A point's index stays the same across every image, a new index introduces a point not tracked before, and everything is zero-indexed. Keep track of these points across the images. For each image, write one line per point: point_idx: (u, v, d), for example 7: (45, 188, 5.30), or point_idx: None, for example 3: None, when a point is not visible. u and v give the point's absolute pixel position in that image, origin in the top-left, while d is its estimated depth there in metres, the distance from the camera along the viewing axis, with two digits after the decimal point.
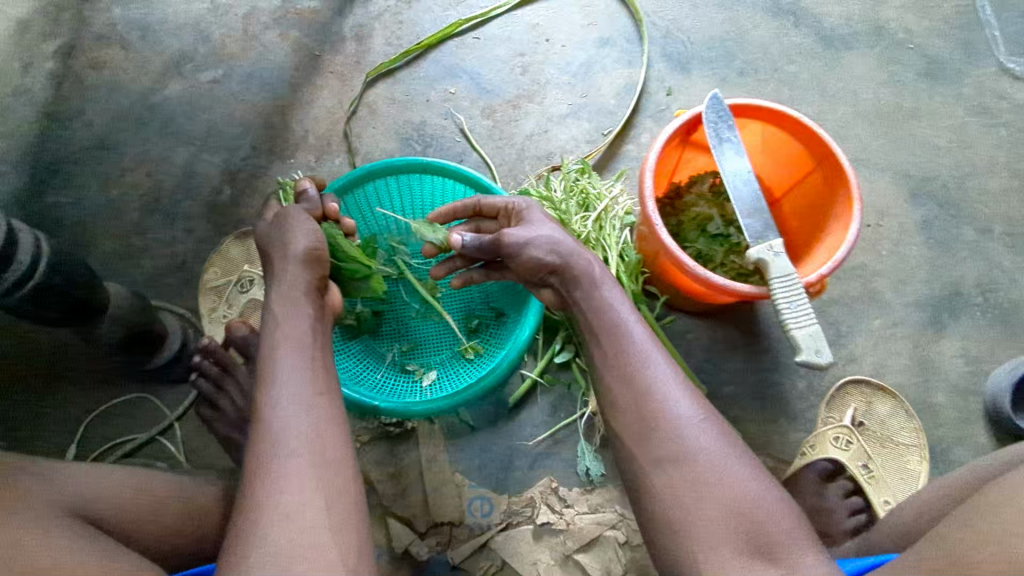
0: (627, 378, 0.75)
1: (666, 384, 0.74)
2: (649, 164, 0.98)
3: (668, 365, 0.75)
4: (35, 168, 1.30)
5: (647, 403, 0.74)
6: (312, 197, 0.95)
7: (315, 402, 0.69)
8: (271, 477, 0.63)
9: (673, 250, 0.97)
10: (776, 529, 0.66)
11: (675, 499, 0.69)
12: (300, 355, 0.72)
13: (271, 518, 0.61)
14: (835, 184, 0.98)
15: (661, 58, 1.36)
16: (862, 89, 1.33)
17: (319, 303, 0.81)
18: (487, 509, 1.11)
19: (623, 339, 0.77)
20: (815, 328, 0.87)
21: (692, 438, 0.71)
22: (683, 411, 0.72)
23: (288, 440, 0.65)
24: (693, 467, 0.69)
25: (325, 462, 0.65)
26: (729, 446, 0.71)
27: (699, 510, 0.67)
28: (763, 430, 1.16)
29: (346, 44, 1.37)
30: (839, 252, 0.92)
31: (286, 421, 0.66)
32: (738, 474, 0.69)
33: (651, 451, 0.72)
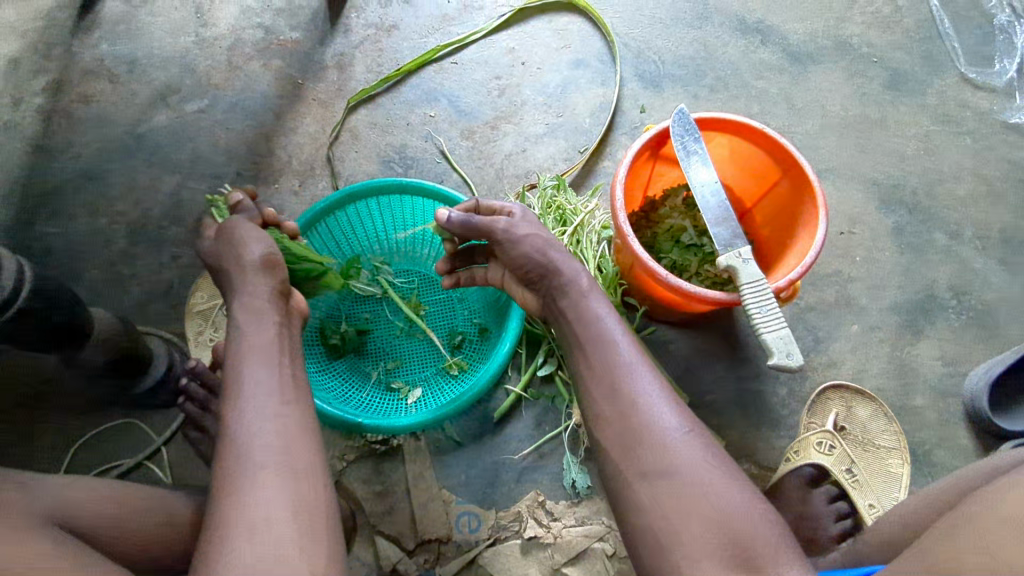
0: (612, 389, 0.76)
1: (651, 394, 0.75)
2: (620, 177, 1.00)
3: (654, 377, 0.76)
4: (24, 200, 1.32)
5: (631, 413, 0.74)
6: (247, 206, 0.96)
7: (282, 414, 0.70)
8: (240, 489, 0.64)
9: (645, 260, 0.99)
10: (761, 542, 0.65)
11: (658, 510, 0.69)
12: (266, 366, 0.74)
13: (238, 529, 0.62)
14: (801, 191, 1.01)
15: (633, 77, 1.40)
16: (829, 101, 1.37)
17: (282, 310, 0.83)
18: (474, 524, 1.11)
19: (609, 350, 0.79)
20: (785, 331, 0.89)
21: (676, 448, 0.71)
22: (668, 421, 0.73)
23: (256, 452, 0.67)
24: (677, 477, 0.69)
25: (293, 472, 0.67)
26: (714, 457, 0.71)
27: (685, 521, 0.67)
28: (747, 437, 1.17)
29: (327, 72, 1.41)
30: (808, 255, 0.95)
31: (254, 433, 0.68)
32: (724, 484, 0.69)
33: (635, 463, 0.72)
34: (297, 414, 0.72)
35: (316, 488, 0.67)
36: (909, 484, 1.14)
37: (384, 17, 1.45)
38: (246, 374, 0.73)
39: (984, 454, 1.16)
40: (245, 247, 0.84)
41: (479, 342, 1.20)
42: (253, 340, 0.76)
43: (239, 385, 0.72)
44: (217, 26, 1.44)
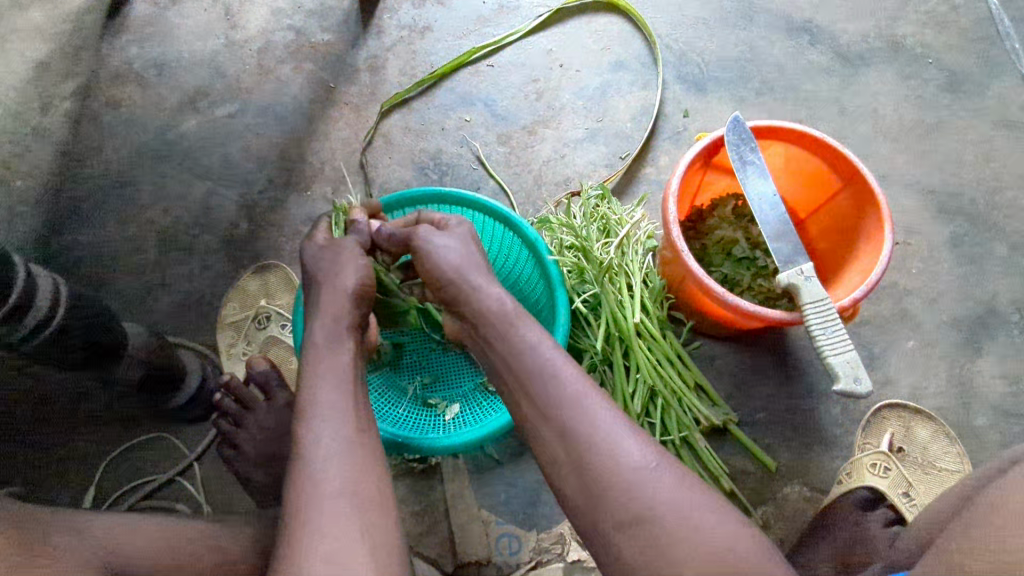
0: (561, 426, 0.70)
1: (608, 429, 0.68)
2: (672, 189, 0.95)
3: (608, 409, 0.70)
4: (54, 207, 1.30)
5: (585, 452, 0.68)
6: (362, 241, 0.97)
7: (355, 442, 0.69)
8: (311, 521, 0.62)
9: (700, 276, 0.94)
10: None
11: (644, 562, 0.63)
12: (338, 391, 0.73)
13: (313, 564, 0.59)
14: (864, 205, 0.96)
15: (676, 80, 1.35)
16: (882, 105, 1.31)
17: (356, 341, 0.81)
18: (515, 546, 1.07)
19: (552, 382, 0.73)
20: (853, 355, 0.84)
21: (649, 488, 0.65)
22: (635, 457, 0.66)
23: (328, 481, 0.65)
24: (657, 523, 0.63)
25: (364, 505, 0.64)
26: (694, 491, 0.65)
27: (679, 573, 0.61)
28: (799, 458, 1.12)
29: (360, 76, 1.37)
30: (873, 274, 0.89)
31: (327, 460, 0.66)
32: (710, 520, 0.63)
33: (607, 510, 0.66)
34: (368, 441, 0.70)
35: (389, 522, 0.65)
36: None
37: (418, 18, 1.41)
38: (317, 399, 0.71)
39: None
40: (334, 275, 0.84)
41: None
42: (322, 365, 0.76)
43: (313, 410, 0.70)
44: (247, 28, 1.41)
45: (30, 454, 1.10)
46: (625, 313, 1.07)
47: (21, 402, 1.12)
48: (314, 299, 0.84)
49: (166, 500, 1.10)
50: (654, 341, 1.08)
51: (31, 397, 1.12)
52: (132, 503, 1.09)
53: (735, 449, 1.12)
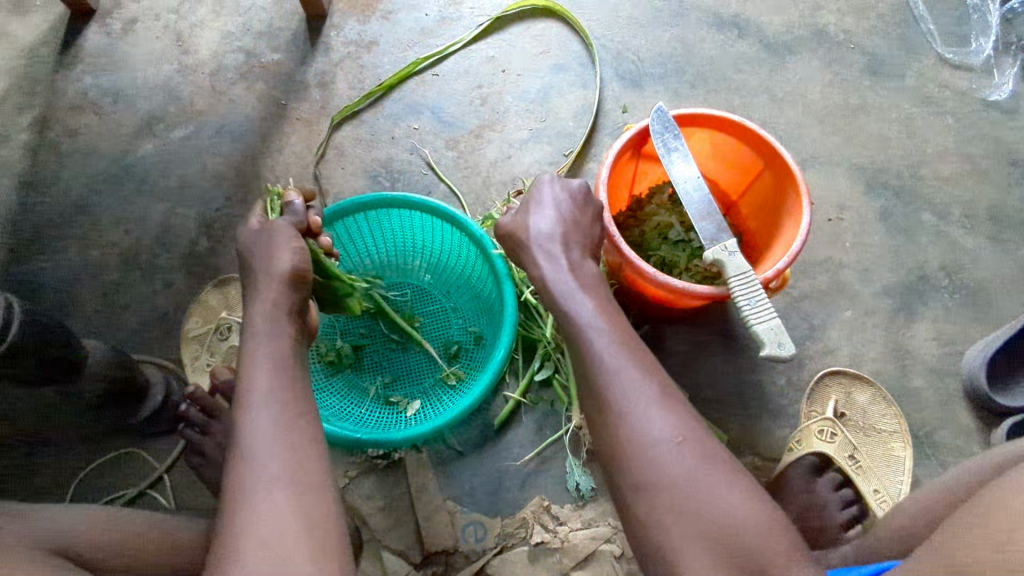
0: (598, 396, 0.76)
1: (638, 405, 0.73)
2: (602, 178, 1.00)
3: (641, 384, 0.75)
4: (16, 236, 1.33)
5: (617, 424, 0.74)
6: (298, 208, 0.97)
7: (290, 427, 0.72)
8: (249, 506, 0.66)
9: (633, 260, 0.99)
10: (757, 552, 0.67)
11: (654, 521, 0.70)
12: (277, 376, 0.76)
13: (252, 548, 0.63)
14: (785, 182, 1.02)
15: (614, 77, 1.41)
16: (809, 91, 1.38)
17: (300, 323, 0.86)
18: (480, 534, 1.11)
19: (591, 356, 0.78)
20: (776, 321, 0.89)
21: (668, 461, 0.71)
22: (658, 431, 0.72)
23: (261, 469, 0.68)
24: (672, 493, 0.70)
25: (307, 485, 0.68)
26: (710, 467, 0.71)
27: (682, 535, 0.68)
28: (749, 430, 1.17)
29: (310, 92, 1.42)
30: (794, 245, 0.95)
31: (258, 447, 0.69)
32: (722, 496, 0.69)
33: (628, 474, 0.72)
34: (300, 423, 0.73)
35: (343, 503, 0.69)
36: (912, 467, 1.14)
37: (364, 33, 1.46)
38: (281, 390, 0.75)
39: (984, 432, 1.16)
40: (274, 260, 0.87)
41: (473, 349, 1.21)
42: (255, 354, 0.78)
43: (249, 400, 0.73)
44: (199, 52, 1.46)
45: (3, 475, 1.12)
46: None
47: None
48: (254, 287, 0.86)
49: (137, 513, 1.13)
50: None
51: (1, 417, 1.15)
52: None
53: None
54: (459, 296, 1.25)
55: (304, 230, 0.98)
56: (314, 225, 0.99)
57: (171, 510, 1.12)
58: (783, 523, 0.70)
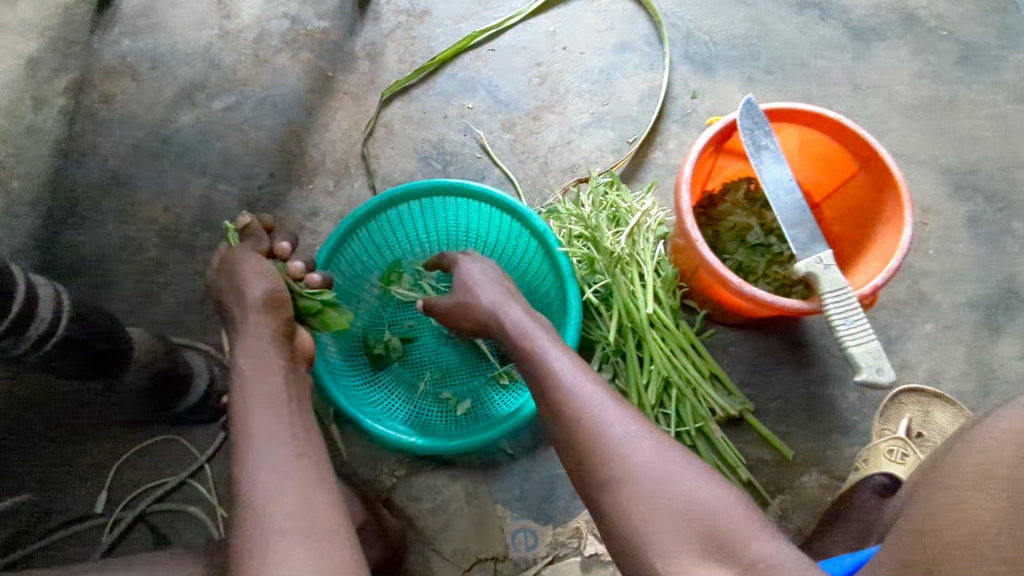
0: (558, 407, 0.76)
1: (595, 406, 0.74)
2: (685, 176, 0.93)
3: (596, 390, 0.76)
4: (51, 208, 1.28)
5: (575, 428, 0.74)
6: (257, 232, 0.87)
7: (296, 468, 0.66)
8: (266, 560, 0.58)
9: (716, 267, 0.92)
10: (732, 530, 0.64)
11: (624, 517, 0.67)
12: (274, 418, 0.70)
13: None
14: (883, 188, 0.93)
15: (683, 59, 1.31)
16: (895, 81, 1.28)
17: (288, 351, 0.79)
18: (531, 542, 1.07)
19: (547, 372, 0.80)
20: (874, 345, 0.82)
21: (627, 455, 0.69)
22: (621, 426, 0.72)
23: (274, 520, 0.61)
24: (635, 483, 0.67)
25: (325, 529, 0.62)
26: (672, 455, 0.69)
27: (652, 524, 0.65)
28: (816, 446, 1.12)
29: (358, 64, 1.34)
30: (893, 260, 0.87)
31: (262, 491, 0.62)
32: (688, 480, 0.67)
33: (595, 474, 0.70)
34: (313, 469, 0.67)
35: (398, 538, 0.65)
36: None
37: (416, 2, 1.37)
38: (278, 431, 0.69)
39: None
40: None
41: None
42: (257, 387, 0.72)
43: (244, 448, 0.66)
44: (241, 17, 1.37)
45: (40, 460, 1.09)
46: (638, 304, 1.06)
47: (29, 406, 1.11)
48: None
49: (178, 503, 1.10)
50: (666, 331, 1.08)
51: (38, 400, 1.11)
52: (143, 509, 1.09)
53: (749, 438, 1.12)
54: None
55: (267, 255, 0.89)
56: (279, 248, 0.89)
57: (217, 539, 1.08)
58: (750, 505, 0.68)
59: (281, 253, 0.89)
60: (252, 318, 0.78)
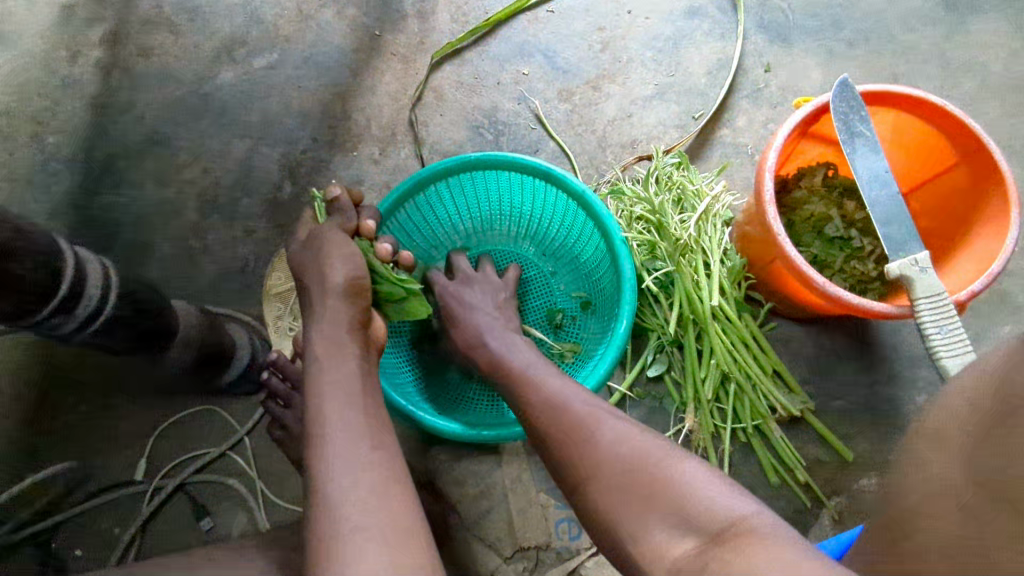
0: (527, 417, 0.75)
1: (557, 407, 0.73)
2: (769, 163, 0.86)
3: (557, 390, 0.75)
4: (87, 166, 1.23)
5: (544, 432, 0.72)
6: (345, 206, 0.84)
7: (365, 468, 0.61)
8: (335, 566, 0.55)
9: (796, 263, 0.85)
10: (696, 498, 0.59)
11: (599, 513, 0.64)
12: (347, 408, 0.66)
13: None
14: (985, 183, 0.85)
15: (758, 28, 1.21)
16: (990, 61, 1.17)
17: (362, 338, 0.75)
18: (576, 532, 1.04)
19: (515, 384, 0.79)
20: (972, 357, 0.76)
21: (587, 446, 0.67)
22: (586, 416, 0.70)
23: (348, 520, 0.57)
24: (598, 476, 0.65)
25: (394, 535, 0.58)
26: (632, 436, 0.66)
27: (621, 514, 0.62)
28: (878, 449, 1.06)
29: (407, 23, 1.26)
30: (995, 265, 0.79)
31: (333, 492, 0.59)
32: (647, 457, 0.64)
33: (568, 467, 0.68)
34: (389, 465, 0.63)
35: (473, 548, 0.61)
36: None
37: None
38: (344, 423, 0.64)
39: None
40: None
41: (581, 317, 1.10)
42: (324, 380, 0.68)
43: (319, 440, 0.63)
44: None
45: (80, 427, 1.08)
46: (702, 295, 1.00)
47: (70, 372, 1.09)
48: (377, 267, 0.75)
49: (218, 475, 1.09)
50: (729, 324, 1.02)
51: (78, 366, 1.09)
52: (184, 479, 1.08)
53: (809, 437, 1.06)
54: (565, 263, 1.13)
55: (352, 234, 0.85)
56: (366, 225, 0.85)
57: (260, 522, 1.06)
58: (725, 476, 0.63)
59: (368, 232, 0.85)
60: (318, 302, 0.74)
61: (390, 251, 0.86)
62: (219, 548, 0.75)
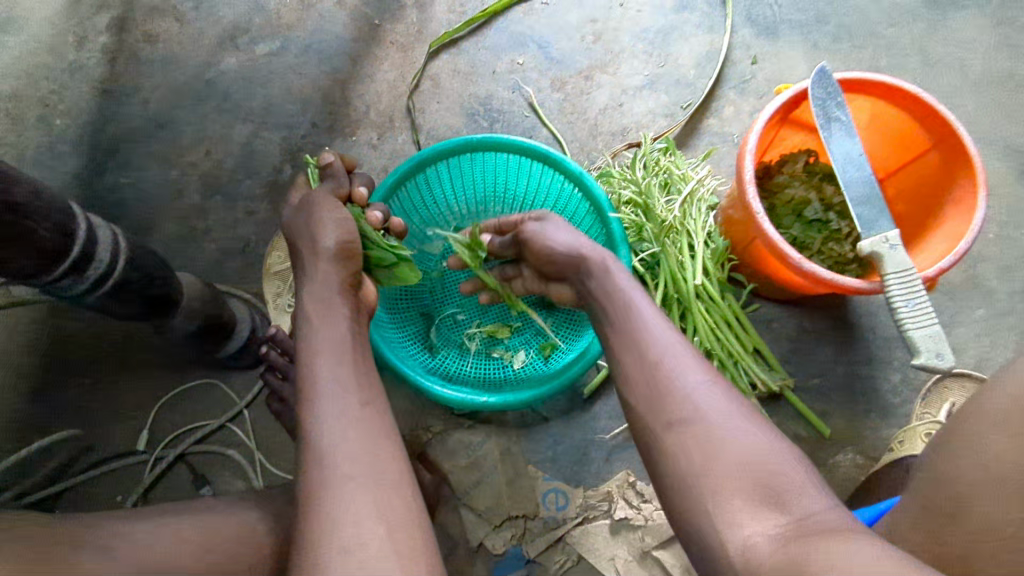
0: (634, 347, 0.72)
1: (671, 350, 0.70)
2: (750, 146, 0.90)
3: (672, 333, 0.72)
4: (93, 149, 1.27)
5: (652, 365, 0.69)
6: (337, 172, 0.90)
7: (362, 420, 0.65)
8: (332, 506, 0.59)
9: (775, 241, 0.89)
10: (789, 478, 0.59)
11: (684, 458, 0.63)
12: (341, 367, 0.69)
13: (332, 553, 0.56)
14: (955, 165, 0.89)
15: (745, 22, 1.25)
16: (969, 55, 1.22)
17: (353, 301, 0.79)
18: (562, 502, 1.09)
19: (628, 310, 0.75)
20: (937, 329, 0.80)
21: (698, 397, 0.65)
22: (694, 375, 0.67)
23: (344, 467, 0.61)
24: (705, 427, 0.63)
25: (390, 482, 0.62)
26: (741, 408, 0.65)
27: (710, 471, 0.61)
28: (854, 426, 1.11)
29: (406, 13, 1.30)
30: (962, 243, 0.83)
31: (334, 440, 0.63)
32: (752, 431, 0.63)
33: (660, 413, 0.66)
34: (380, 418, 0.67)
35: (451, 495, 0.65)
36: None
37: None
38: (337, 379, 0.68)
39: None
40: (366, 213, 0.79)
41: None
42: (320, 341, 0.72)
43: (310, 396, 0.67)
44: None
45: (84, 398, 1.12)
46: (685, 274, 1.04)
47: (75, 346, 1.13)
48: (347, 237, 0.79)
49: (217, 446, 1.12)
50: (711, 304, 1.06)
51: (83, 339, 1.13)
52: (185, 449, 1.11)
53: (788, 414, 1.11)
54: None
55: (344, 200, 0.90)
56: (357, 193, 0.91)
57: (256, 486, 1.10)
58: (818, 475, 0.62)
59: (359, 199, 0.90)
60: (322, 265, 0.78)
61: (380, 219, 0.90)
62: (221, 501, 0.79)
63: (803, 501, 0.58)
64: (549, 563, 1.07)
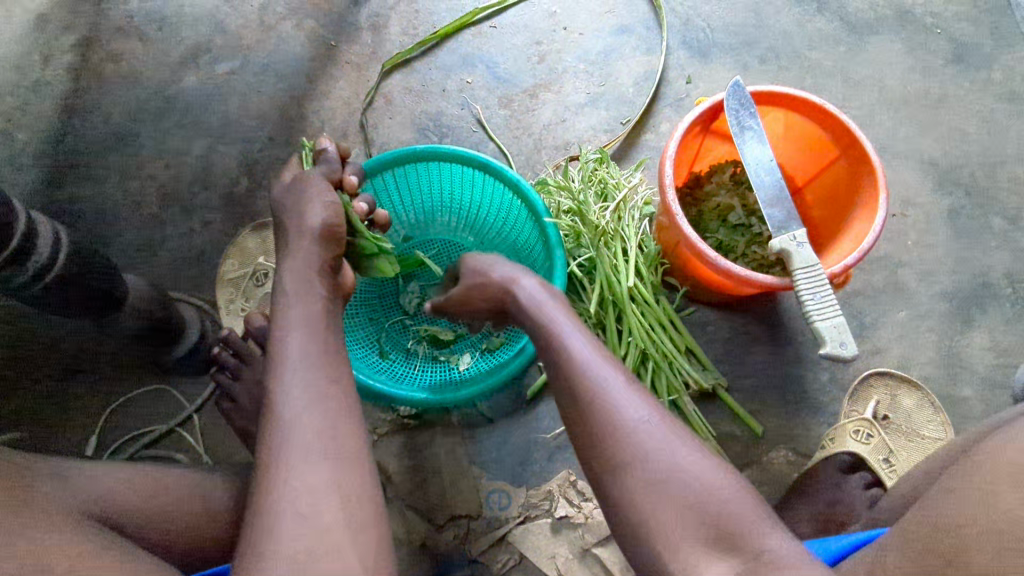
0: (572, 391, 0.69)
1: (610, 391, 0.67)
2: (670, 152, 0.95)
3: (612, 372, 0.69)
4: (54, 162, 1.30)
5: (591, 411, 0.67)
6: (330, 158, 0.93)
7: (324, 396, 0.68)
8: (285, 477, 0.62)
9: (695, 242, 0.94)
10: (735, 517, 0.61)
11: (637, 509, 0.63)
12: (309, 341, 0.73)
13: (286, 519, 0.60)
14: (861, 171, 0.95)
15: (680, 45, 1.33)
16: (887, 76, 1.30)
17: (331, 284, 0.82)
18: (504, 502, 1.11)
19: (563, 352, 0.71)
20: (840, 320, 0.85)
21: (642, 441, 0.64)
22: (635, 415, 0.66)
23: (287, 438, 0.64)
24: (653, 475, 0.63)
25: (338, 454, 0.65)
26: (686, 445, 0.64)
27: (662, 521, 0.61)
28: (786, 424, 1.15)
29: (362, 35, 1.36)
30: (866, 241, 0.89)
31: (287, 414, 0.66)
32: (699, 470, 0.63)
33: (602, 456, 0.66)
34: None
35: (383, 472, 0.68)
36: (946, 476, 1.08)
37: None
38: (282, 354, 0.70)
39: None
40: (305, 210, 0.83)
41: None
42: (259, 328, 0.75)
43: None
44: None
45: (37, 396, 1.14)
46: (620, 278, 1.08)
47: (31, 348, 1.15)
48: (286, 236, 0.83)
49: (164, 450, 1.14)
50: (646, 305, 1.11)
51: (40, 340, 1.15)
52: (132, 453, 1.12)
53: (722, 414, 1.14)
54: (501, 247, 1.21)
55: (335, 186, 0.93)
56: (348, 181, 0.94)
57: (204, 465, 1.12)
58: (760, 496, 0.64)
59: (350, 187, 0.94)
60: (305, 241, 0.81)
61: (365, 211, 0.95)
62: None
63: (753, 537, 0.61)
64: (491, 563, 1.08)
